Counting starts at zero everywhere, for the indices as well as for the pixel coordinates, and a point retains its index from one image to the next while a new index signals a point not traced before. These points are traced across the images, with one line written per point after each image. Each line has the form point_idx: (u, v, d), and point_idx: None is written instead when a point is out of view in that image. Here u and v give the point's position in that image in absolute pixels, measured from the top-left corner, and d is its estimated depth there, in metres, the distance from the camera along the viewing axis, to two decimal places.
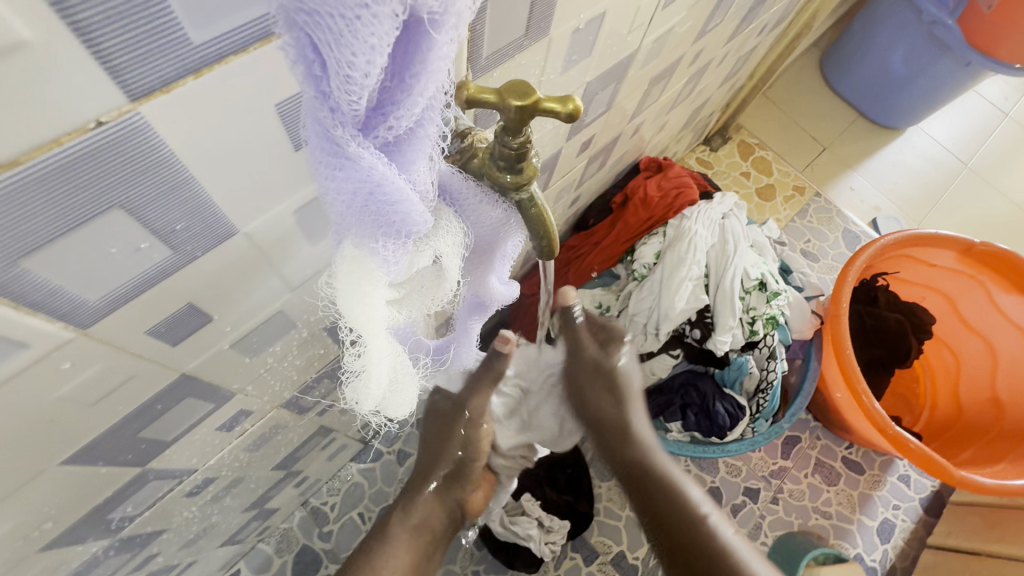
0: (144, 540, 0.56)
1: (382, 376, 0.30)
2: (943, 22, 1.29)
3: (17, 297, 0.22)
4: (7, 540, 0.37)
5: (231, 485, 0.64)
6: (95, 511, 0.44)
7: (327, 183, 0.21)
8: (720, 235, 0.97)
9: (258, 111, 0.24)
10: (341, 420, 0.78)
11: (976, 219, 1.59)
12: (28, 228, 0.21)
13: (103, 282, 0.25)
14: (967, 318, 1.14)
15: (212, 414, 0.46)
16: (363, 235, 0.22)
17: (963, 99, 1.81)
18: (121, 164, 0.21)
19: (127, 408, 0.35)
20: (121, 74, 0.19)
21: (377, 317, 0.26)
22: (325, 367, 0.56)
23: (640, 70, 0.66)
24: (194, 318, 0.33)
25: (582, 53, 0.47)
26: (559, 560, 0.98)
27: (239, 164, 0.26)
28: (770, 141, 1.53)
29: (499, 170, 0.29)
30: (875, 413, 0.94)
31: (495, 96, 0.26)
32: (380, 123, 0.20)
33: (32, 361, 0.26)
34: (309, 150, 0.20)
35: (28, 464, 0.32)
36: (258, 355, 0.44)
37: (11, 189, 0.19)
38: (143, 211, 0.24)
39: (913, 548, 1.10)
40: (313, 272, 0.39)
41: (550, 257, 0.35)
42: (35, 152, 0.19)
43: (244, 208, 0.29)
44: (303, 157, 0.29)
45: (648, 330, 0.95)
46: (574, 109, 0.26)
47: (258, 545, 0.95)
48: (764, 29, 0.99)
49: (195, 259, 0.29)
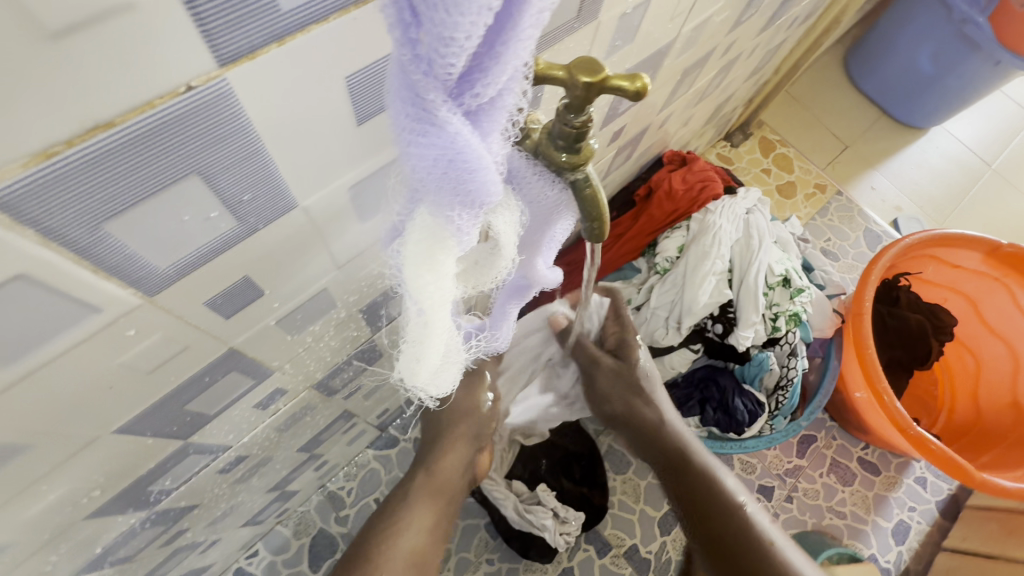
0: (177, 514, 0.57)
1: (438, 349, 0.30)
2: (974, 20, 1.27)
3: (96, 260, 0.23)
4: (56, 507, 0.38)
5: (259, 465, 0.65)
6: (137, 482, 0.44)
7: (410, 148, 0.21)
8: (745, 230, 0.97)
9: (330, 82, 0.25)
10: (364, 405, 0.78)
11: (999, 221, 1.57)
12: (113, 192, 0.21)
13: (172, 250, 0.26)
14: (989, 320, 1.12)
15: (252, 391, 0.46)
16: (439, 202, 0.23)
17: (989, 100, 1.78)
18: (204, 133, 0.22)
19: (178, 380, 0.36)
20: (213, 38, 0.19)
21: (444, 288, 0.26)
22: (357, 349, 0.57)
23: (675, 60, 0.66)
24: (247, 291, 0.33)
25: (625, 39, 0.47)
26: (572, 551, 0.98)
27: (306, 136, 0.26)
28: (791, 139, 1.52)
29: (557, 149, 0.29)
30: (897, 413, 0.93)
31: (564, 72, 0.26)
32: (468, 90, 0.20)
33: (101, 326, 0.26)
34: (394, 114, 0.21)
35: (84, 431, 0.33)
36: (299, 334, 0.44)
37: (104, 151, 0.19)
38: (216, 179, 0.24)
39: (929, 551, 1.09)
40: (359, 250, 0.39)
41: (599, 240, 0.35)
42: (129, 114, 0.19)
43: (307, 182, 0.29)
44: (366, 131, 0.29)
45: (669, 324, 0.94)
46: (643, 88, 0.26)
47: (276, 527, 0.96)
48: (794, 23, 0.98)
49: (256, 231, 0.29)
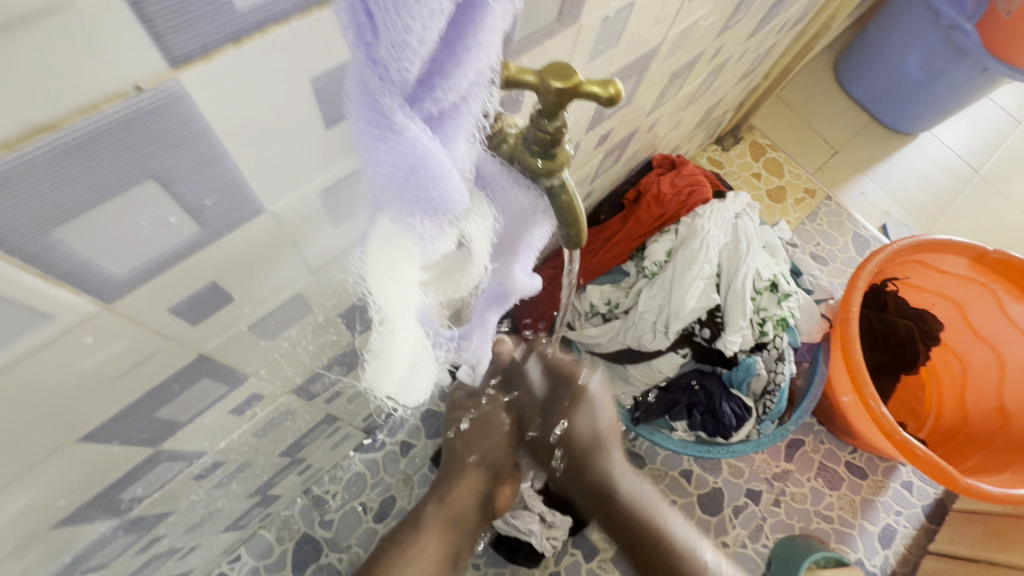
0: (151, 522, 0.56)
1: (405, 357, 0.30)
2: (961, 27, 1.27)
3: (47, 267, 0.22)
4: (20, 517, 0.37)
5: (238, 470, 0.64)
6: (106, 490, 0.43)
7: (369, 155, 0.20)
8: (733, 234, 0.97)
9: (294, 85, 0.24)
10: (347, 409, 0.77)
11: (986, 226, 1.58)
12: (60, 197, 0.20)
13: (131, 256, 0.25)
14: (976, 325, 1.13)
15: (226, 396, 0.45)
16: (401, 210, 0.22)
17: (977, 107, 1.80)
18: (157, 136, 0.21)
19: (145, 387, 0.35)
20: (164, 39, 0.18)
21: (407, 295, 0.26)
22: (337, 354, 0.56)
23: (662, 64, 0.65)
24: (216, 297, 0.33)
25: (609, 42, 0.47)
26: (559, 556, 0.98)
27: (272, 140, 0.25)
28: (782, 143, 1.52)
29: (532, 154, 0.28)
30: (884, 418, 0.93)
31: (535, 77, 0.25)
32: (427, 95, 0.20)
33: (57, 333, 0.25)
34: (351, 119, 0.20)
35: (45, 440, 0.32)
36: (274, 339, 0.43)
37: (47, 153, 0.19)
38: (174, 183, 0.24)
39: (915, 555, 1.09)
40: (334, 254, 0.38)
41: (576, 247, 0.34)
42: (74, 116, 0.18)
43: (274, 185, 0.28)
44: (336, 135, 0.28)
45: (656, 329, 0.94)
46: (616, 93, 0.25)
47: (259, 531, 0.95)
48: (783, 28, 0.98)
49: (222, 235, 0.28)
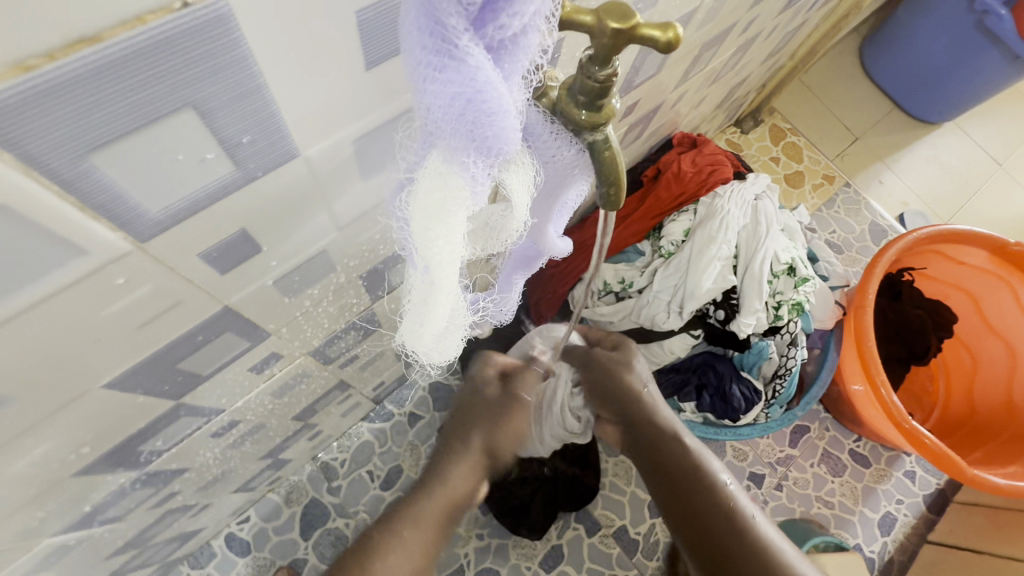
0: (167, 477, 0.57)
1: (444, 310, 0.29)
2: (994, 12, 1.24)
3: (82, 196, 0.21)
4: (44, 460, 0.37)
5: (252, 431, 0.64)
6: (127, 442, 0.43)
7: (426, 85, 0.20)
8: (753, 216, 0.95)
9: (338, 17, 0.23)
10: (360, 375, 0.77)
11: (1005, 221, 1.55)
12: (93, 120, 0.19)
13: (163, 192, 0.24)
14: (990, 320, 1.11)
15: (246, 354, 0.45)
16: (455, 147, 0.22)
17: (1006, 95, 1.75)
18: (201, 58, 0.20)
19: (171, 335, 0.34)
20: None
21: (454, 247, 0.25)
22: (355, 318, 0.55)
23: (695, 33, 0.63)
24: (244, 245, 0.32)
25: (647, 3, 0.45)
26: (562, 530, 0.99)
27: (315, 72, 0.24)
28: (803, 128, 1.49)
29: (578, 106, 0.27)
30: (893, 406, 0.92)
31: (591, 18, 0.24)
32: (490, 22, 0.20)
33: (88, 272, 0.25)
34: (411, 48, 0.20)
35: (69, 386, 0.32)
36: (296, 297, 0.43)
37: (86, 70, 0.18)
38: (213, 115, 0.23)
39: (913, 543, 1.10)
40: (360, 212, 0.38)
41: (614, 208, 0.33)
42: (117, 28, 0.17)
43: (311, 128, 0.27)
44: (374, 78, 0.27)
45: (670, 308, 0.93)
46: (674, 38, 0.24)
47: (268, 495, 0.96)
48: (815, 4, 0.94)
49: (254, 179, 0.28)
